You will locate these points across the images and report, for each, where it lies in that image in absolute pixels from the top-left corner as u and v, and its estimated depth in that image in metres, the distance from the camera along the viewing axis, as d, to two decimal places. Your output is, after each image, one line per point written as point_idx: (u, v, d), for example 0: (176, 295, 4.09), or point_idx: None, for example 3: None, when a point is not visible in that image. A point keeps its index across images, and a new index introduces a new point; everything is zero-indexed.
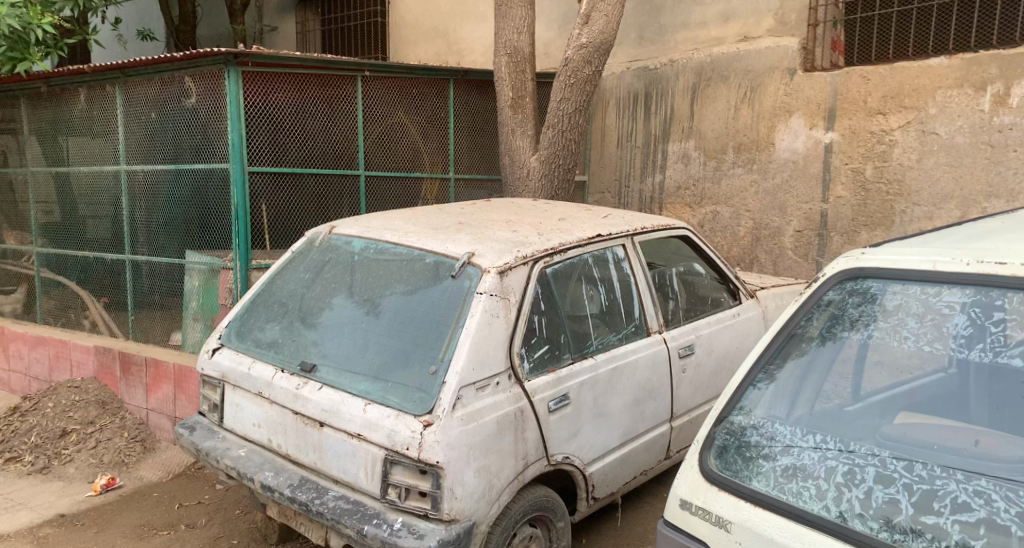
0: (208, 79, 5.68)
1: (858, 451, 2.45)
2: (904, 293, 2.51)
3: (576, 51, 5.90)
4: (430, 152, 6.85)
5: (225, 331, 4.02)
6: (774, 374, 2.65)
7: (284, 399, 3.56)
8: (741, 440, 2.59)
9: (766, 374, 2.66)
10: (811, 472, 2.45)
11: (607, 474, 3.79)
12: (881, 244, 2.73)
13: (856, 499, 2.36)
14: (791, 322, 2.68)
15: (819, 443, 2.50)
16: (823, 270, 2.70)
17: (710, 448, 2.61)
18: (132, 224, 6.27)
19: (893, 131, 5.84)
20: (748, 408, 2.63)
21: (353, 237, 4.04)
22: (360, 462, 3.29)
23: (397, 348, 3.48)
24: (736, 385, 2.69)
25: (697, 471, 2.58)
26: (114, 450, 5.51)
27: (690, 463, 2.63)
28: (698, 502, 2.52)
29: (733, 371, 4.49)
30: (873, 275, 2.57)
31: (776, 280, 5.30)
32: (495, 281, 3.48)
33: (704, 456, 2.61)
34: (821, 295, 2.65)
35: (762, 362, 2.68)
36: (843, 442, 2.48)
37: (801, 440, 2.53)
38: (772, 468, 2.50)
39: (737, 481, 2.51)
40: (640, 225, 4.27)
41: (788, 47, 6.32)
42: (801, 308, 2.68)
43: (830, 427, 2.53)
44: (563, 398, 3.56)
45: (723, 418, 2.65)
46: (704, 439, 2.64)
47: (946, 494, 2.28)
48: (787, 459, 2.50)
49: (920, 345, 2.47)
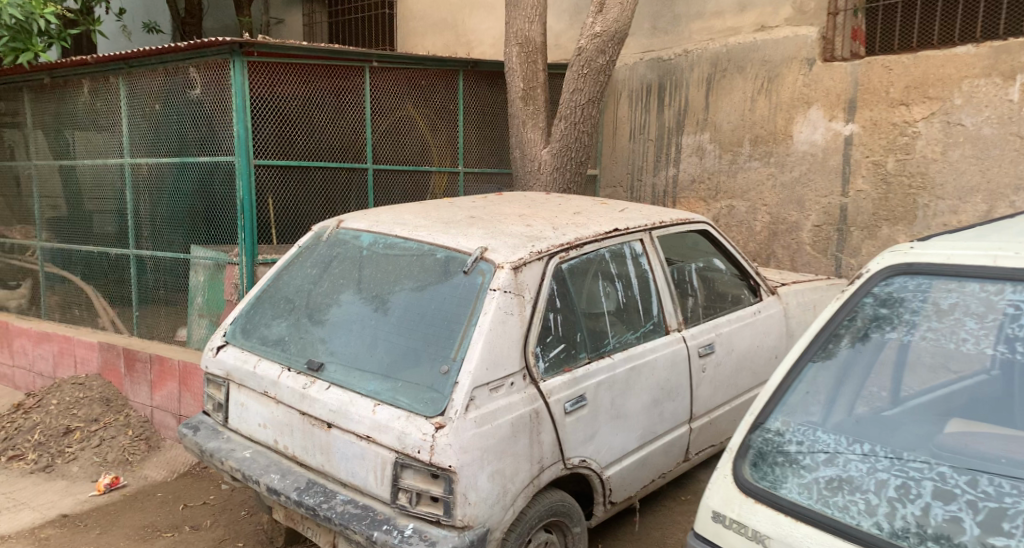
0: (212, 69, 5.56)
1: (913, 463, 2.30)
2: (960, 291, 2.39)
3: (590, 40, 5.75)
4: (440, 145, 6.71)
5: (230, 328, 3.90)
6: (813, 378, 2.51)
7: (290, 399, 3.43)
8: (779, 449, 2.45)
9: (805, 378, 2.52)
10: (859, 485, 2.31)
11: (625, 478, 3.66)
12: (928, 239, 2.61)
13: (911, 516, 2.22)
14: (833, 322, 2.55)
15: (868, 453, 2.36)
16: (868, 265, 2.56)
17: (744, 457, 2.47)
18: (137, 218, 6.15)
19: (916, 122, 5.68)
20: (787, 414, 2.50)
21: (362, 231, 3.91)
22: (369, 465, 3.17)
23: (407, 346, 3.36)
24: (773, 388, 2.55)
25: (730, 481, 2.44)
26: (118, 448, 5.39)
27: (723, 472, 2.49)
28: (732, 515, 2.37)
29: (753, 371, 4.35)
30: (924, 273, 2.44)
31: (797, 276, 5.15)
32: (509, 277, 3.35)
33: (738, 465, 2.46)
34: (865, 294, 2.52)
35: (801, 364, 2.54)
36: (894, 452, 2.34)
37: (847, 449, 2.39)
38: (814, 479, 2.36)
39: (775, 493, 2.37)
40: (658, 219, 4.13)
41: (807, 37, 6.16)
42: (844, 307, 2.55)
43: (874, 434, 2.40)
44: (580, 399, 3.43)
45: (758, 425, 2.51)
46: (738, 447, 2.50)
47: (1017, 513, 2.13)
48: (831, 469, 2.37)
49: (981, 347, 2.33)
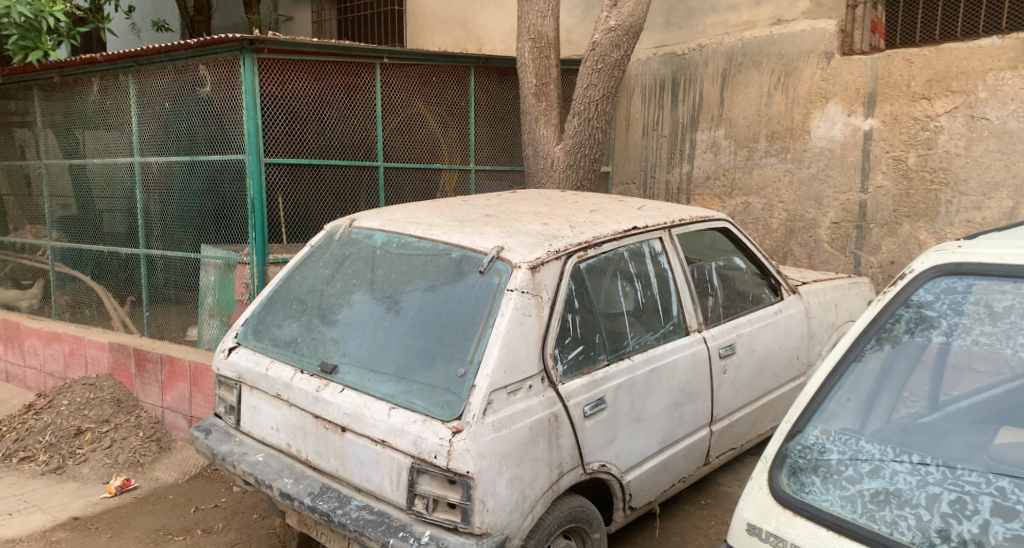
0: (222, 66, 5.50)
1: (967, 476, 2.22)
2: (1015, 293, 2.31)
3: (604, 35, 5.65)
4: (451, 142, 6.63)
5: (242, 329, 3.83)
6: (853, 383, 2.43)
7: (304, 402, 3.36)
8: (819, 459, 2.37)
9: (845, 383, 2.44)
10: (908, 499, 2.23)
11: (645, 483, 3.58)
12: (972, 238, 2.53)
13: (968, 533, 2.13)
14: (874, 325, 2.47)
15: (917, 465, 2.28)
16: (912, 265, 2.48)
17: (781, 467, 2.39)
18: (147, 217, 6.09)
19: (938, 116, 5.57)
20: (827, 421, 2.42)
21: (375, 230, 3.83)
22: (384, 470, 3.10)
23: (421, 348, 3.28)
24: (811, 395, 2.47)
25: (766, 492, 2.37)
26: (128, 450, 5.34)
27: (758, 483, 2.40)
28: (769, 528, 2.30)
29: (774, 372, 4.28)
30: (972, 273, 2.37)
31: (817, 275, 5.05)
32: (527, 277, 3.27)
33: (775, 475, 2.39)
34: (908, 295, 2.44)
35: (842, 370, 2.46)
36: (946, 463, 2.26)
37: (894, 460, 2.31)
38: (858, 492, 2.29)
39: (816, 506, 2.29)
40: (678, 217, 4.04)
41: (825, 30, 6.06)
42: (886, 309, 2.47)
43: (919, 443, 2.31)
44: (600, 402, 3.35)
45: (796, 433, 2.43)
46: (774, 456, 2.42)
47: None
48: (876, 481, 2.29)
49: None
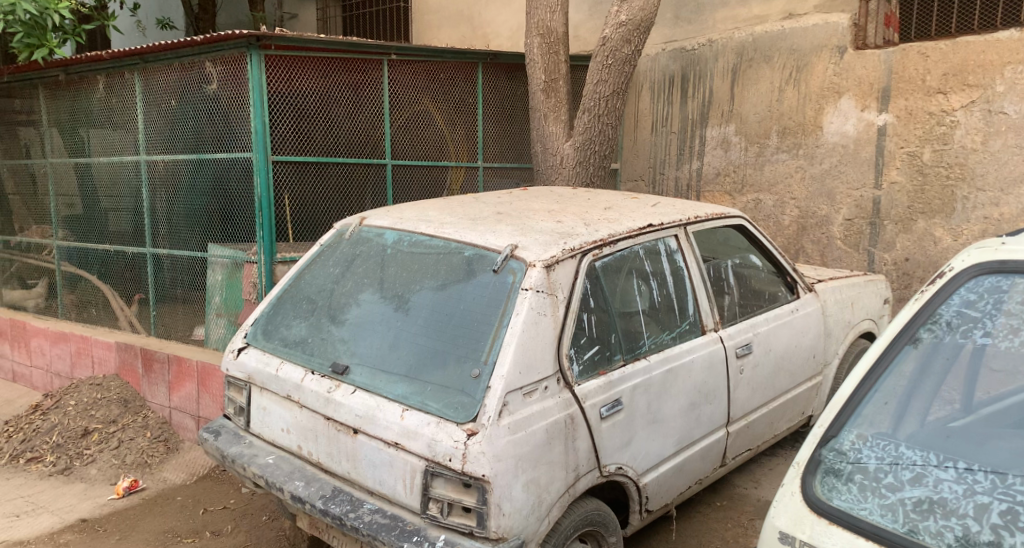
0: (229, 63, 5.43)
1: (1017, 484, 2.16)
2: None
3: (615, 29, 5.57)
4: (459, 139, 6.57)
5: (251, 329, 3.77)
6: (891, 386, 2.38)
7: (315, 403, 3.31)
8: (855, 465, 2.31)
9: (882, 386, 2.38)
10: (954, 509, 2.18)
11: (661, 485, 3.52)
12: (1011, 236, 2.49)
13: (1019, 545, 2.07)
14: (912, 324, 2.41)
15: (963, 474, 2.22)
16: (952, 263, 2.44)
17: (815, 473, 2.33)
18: (153, 216, 6.04)
19: (954, 111, 5.50)
20: (863, 426, 2.36)
21: (385, 229, 3.77)
22: (398, 473, 3.04)
23: (434, 348, 3.22)
24: (846, 398, 2.41)
25: (799, 498, 2.30)
26: (136, 450, 5.29)
27: (790, 489, 2.34)
28: (802, 536, 2.23)
29: (790, 371, 4.22)
30: (1016, 271, 2.33)
31: (833, 272, 4.99)
32: (542, 276, 3.20)
33: (808, 481, 2.32)
34: (949, 294, 2.40)
35: (879, 372, 2.40)
36: (994, 470, 2.21)
37: (938, 468, 2.25)
38: (899, 501, 2.23)
39: (853, 515, 2.24)
40: (693, 214, 3.98)
41: (838, 24, 5.98)
42: (924, 309, 2.42)
43: (960, 449, 2.27)
44: (616, 403, 3.29)
45: (829, 438, 2.37)
46: (807, 462, 2.36)
47: None
48: (919, 490, 2.23)
49: None
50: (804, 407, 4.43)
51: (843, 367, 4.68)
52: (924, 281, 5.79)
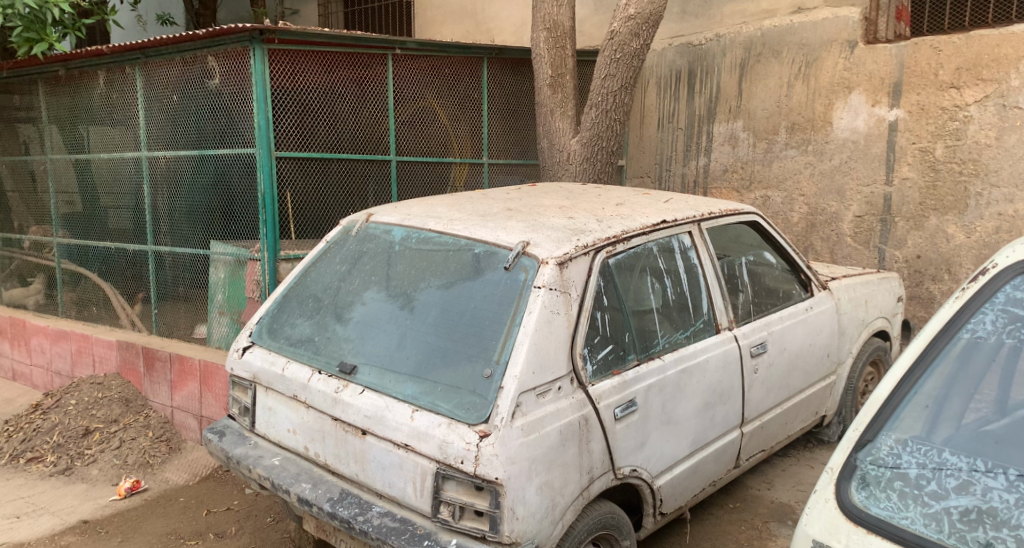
0: (231, 57, 5.35)
1: None
2: None
3: (623, 23, 5.48)
4: (463, 135, 6.48)
5: (256, 328, 3.70)
6: (930, 389, 2.32)
7: (321, 404, 3.23)
8: (895, 470, 2.24)
9: (921, 388, 2.33)
10: (1004, 520, 2.10)
11: (676, 487, 3.45)
12: None
13: None
14: (954, 324, 2.36)
15: (1012, 481, 2.16)
16: (994, 261, 2.41)
17: (851, 479, 2.26)
18: (154, 213, 5.96)
19: (968, 106, 5.43)
20: (903, 430, 2.29)
21: (393, 225, 3.69)
22: (407, 476, 2.97)
23: (443, 347, 3.14)
24: (884, 400, 2.35)
25: (835, 505, 2.23)
26: (138, 450, 5.21)
27: (824, 496, 2.27)
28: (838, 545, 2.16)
29: (805, 371, 4.16)
30: None
31: (845, 270, 4.91)
32: (554, 274, 3.13)
33: (844, 488, 2.25)
34: (992, 293, 2.36)
35: (919, 373, 2.34)
36: None
37: (985, 475, 2.18)
38: (945, 509, 2.16)
39: (895, 523, 2.16)
40: (707, 210, 3.90)
41: (848, 19, 5.90)
42: (966, 308, 2.37)
43: (1005, 454, 2.20)
44: (631, 404, 3.22)
45: (867, 442, 2.30)
46: (843, 467, 2.29)
47: None
48: (965, 498, 2.16)
49: None
50: (818, 407, 4.36)
51: (856, 366, 4.61)
52: (935, 279, 5.71)
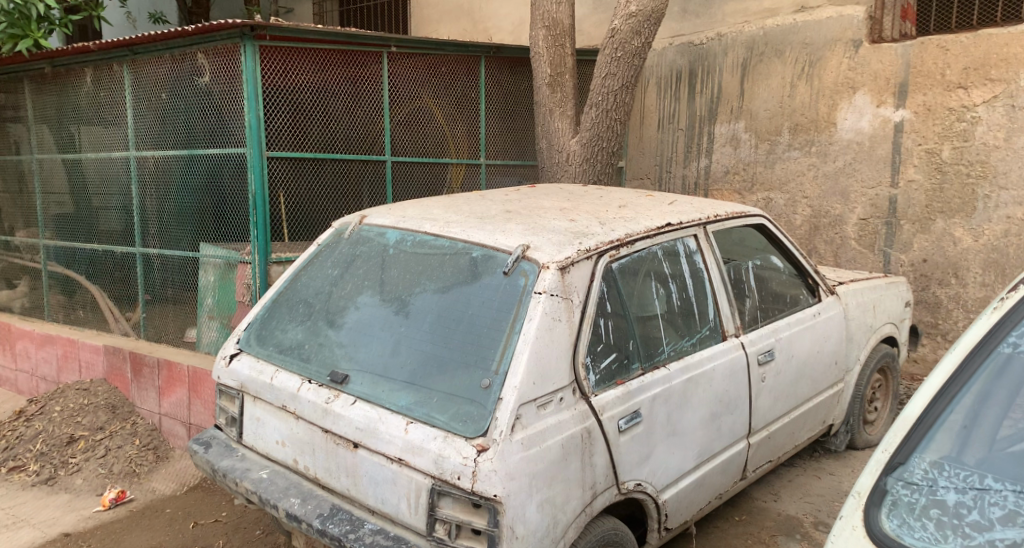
0: (222, 54, 5.20)
1: None
2: None
3: (624, 21, 5.34)
4: (460, 136, 6.34)
5: (244, 334, 3.55)
6: (965, 408, 2.21)
7: (311, 414, 3.08)
8: (932, 496, 2.13)
9: (957, 407, 2.22)
10: None
11: (681, 502, 3.32)
12: None
13: None
14: (991, 339, 2.27)
15: None
16: None
17: (882, 504, 2.15)
18: (142, 214, 5.80)
19: (976, 106, 5.31)
20: (937, 452, 2.19)
21: (387, 228, 3.54)
22: (401, 492, 2.83)
23: (440, 356, 3.01)
24: (917, 419, 2.24)
25: (865, 533, 2.12)
26: (124, 459, 5.05)
27: (852, 522, 2.15)
28: None
29: (812, 379, 4.02)
30: None
31: (852, 274, 4.78)
32: (556, 279, 2.99)
33: (875, 514, 2.14)
34: None
35: (953, 392, 2.24)
36: None
37: None
38: (988, 541, 2.04)
39: None
40: (713, 213, 3.77)
41: (853, 18, 5.77)
42: (1003, 322, 2.28)
43: None
44: (635, 415, 3.09)
45: (898, 464, 2.20)
46: (872, 491, 2.18)
47: None
48: (1011, 530, 2.04)
49: None
50: (826, 415, 4.23)
51: (864, 373, 4.47)
52: (942, 283, 5.57)
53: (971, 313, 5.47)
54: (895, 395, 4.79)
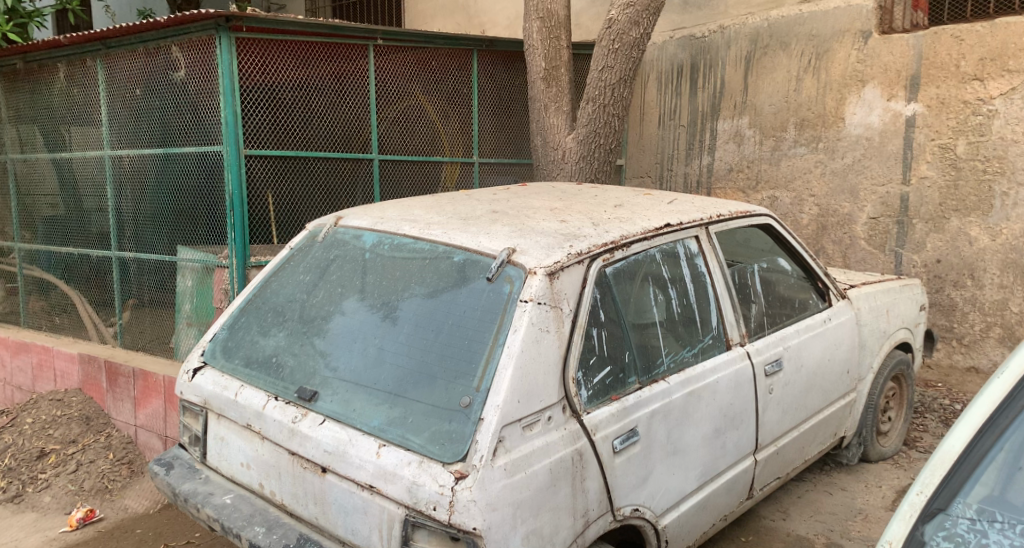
0: (197, 47, 4.94)
1: None
2: None
3: (622, 11, 5.07)
4: (452, 133, 6.06)
5: (209, 346, 3.28)
6: (1013, 444, 2.07)
7: (278, 435, 2.83)
8: None
9: (1004, 444, 2.08)
10: None
11: (683, 527, 3.05)
12: None
13: None
14: None
15: None
16: None
17: None
18: (119, 216, 5.55)
19: (993, 99, 5.03)
20: (977, 497, 2.06)
21: (364, 230, 3.27)
22: (373, 522, 2.59)
23: (417, 369, 2.75)
24: (959, 458, 2.09)
25: None
26: (96, 474, 4.80)
27: None
28: None
29: (824, 389, 3.76)
30: None
31: (864, 276, 4.51)
32: (543, 285, 2.73)
33: None
34: None
35: (1000, 427, 2.09)
36: None
37: None
38: None
39: None
40: (715, 212, 3.50)
41: (862, 7, 5.50)
42: None
43: None
44: (632, 434, 2.83)
45: (940, 509, 2.06)
46: (907, 541, 2.06)
47: None
48: None
49: None
50: (838, 427, 3.96)
51: (878, 382, 4.19)
52: (957, 284, 5.28)
53: (988, 316, 5.18)
54: (909, 403, 4.51)
